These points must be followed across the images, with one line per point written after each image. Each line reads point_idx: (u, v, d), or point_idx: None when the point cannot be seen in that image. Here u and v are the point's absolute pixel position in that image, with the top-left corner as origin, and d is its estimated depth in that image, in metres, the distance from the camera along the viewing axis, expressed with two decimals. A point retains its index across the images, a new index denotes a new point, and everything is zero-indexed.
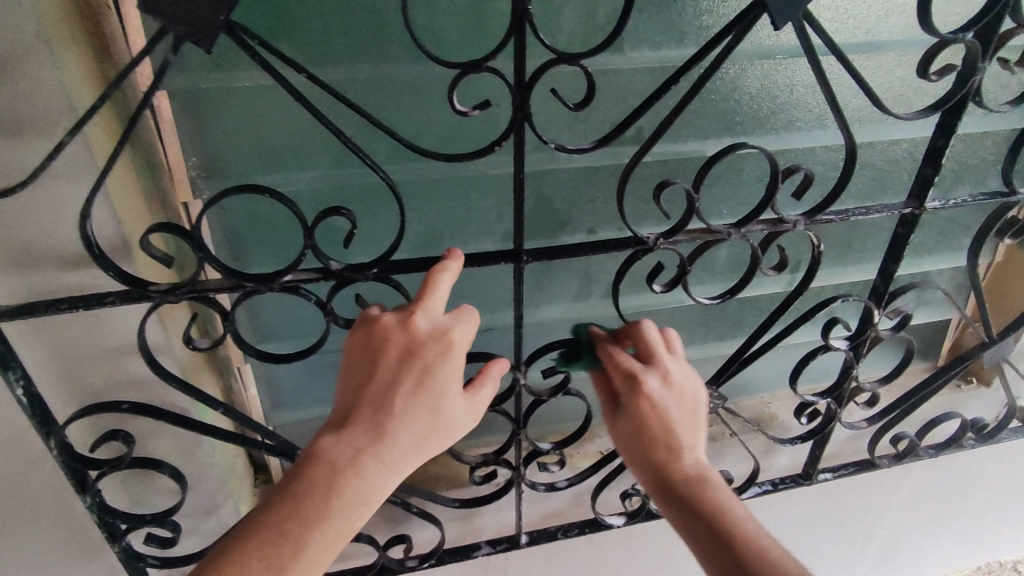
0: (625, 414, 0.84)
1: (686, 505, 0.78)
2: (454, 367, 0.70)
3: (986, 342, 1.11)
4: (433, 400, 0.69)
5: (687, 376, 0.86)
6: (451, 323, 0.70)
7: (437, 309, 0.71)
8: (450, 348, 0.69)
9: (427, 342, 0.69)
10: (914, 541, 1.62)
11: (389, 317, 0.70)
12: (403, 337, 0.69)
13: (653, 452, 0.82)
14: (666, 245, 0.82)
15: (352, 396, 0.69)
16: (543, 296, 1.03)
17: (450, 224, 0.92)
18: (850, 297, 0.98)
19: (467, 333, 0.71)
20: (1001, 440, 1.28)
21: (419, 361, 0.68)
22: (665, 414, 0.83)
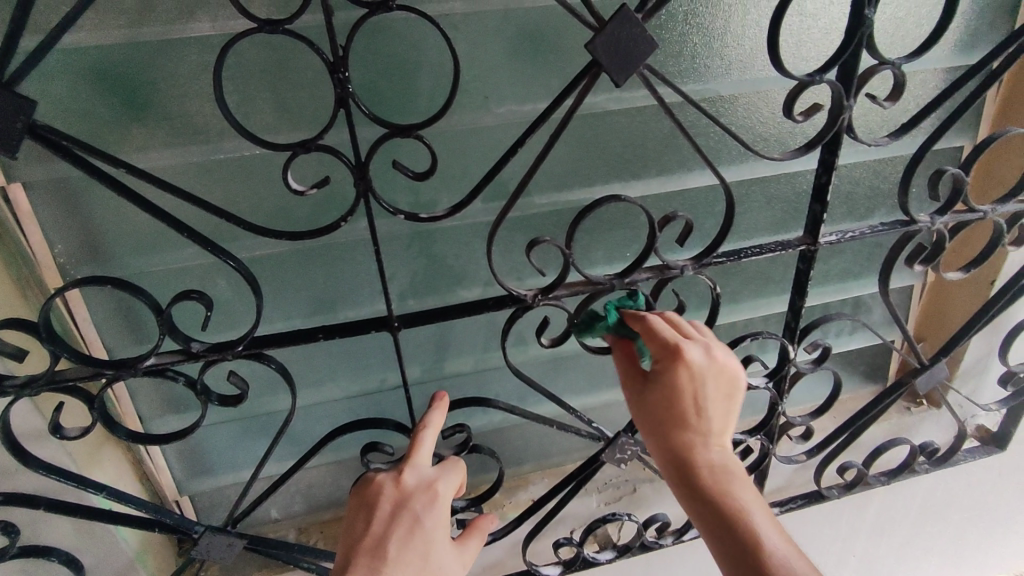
0: (655, 384, 0.82)
1: (705, 483, 0.79)
2: (440, 515, 0.78)
3: (919, 367, 1.09)
4: (422, 544, 0.74)
5: (719, 357, 0.81)
6: (437, 475, 0.80)
7: (424, 464, 0.81)
8: (436, 498, 0.78)
9: (416, 493, 0.78)
10: (892, 567, 1.56)
11: (382, 475, 0.79)
12: (394, 490, 0.78)
13: (681, 415, 0.81)
14: (546, 301, 0.80)
15: (347, 550, 0.75)
16: (451, 351, 1.00)
17: (340, 288, 0.89)
18: (762, 334, 0.95)
19: (451, 484, 0.80)
20: (957, 463, 1.24)
21: (409, 511, 0.76)
22: (703, 393, 0.80)
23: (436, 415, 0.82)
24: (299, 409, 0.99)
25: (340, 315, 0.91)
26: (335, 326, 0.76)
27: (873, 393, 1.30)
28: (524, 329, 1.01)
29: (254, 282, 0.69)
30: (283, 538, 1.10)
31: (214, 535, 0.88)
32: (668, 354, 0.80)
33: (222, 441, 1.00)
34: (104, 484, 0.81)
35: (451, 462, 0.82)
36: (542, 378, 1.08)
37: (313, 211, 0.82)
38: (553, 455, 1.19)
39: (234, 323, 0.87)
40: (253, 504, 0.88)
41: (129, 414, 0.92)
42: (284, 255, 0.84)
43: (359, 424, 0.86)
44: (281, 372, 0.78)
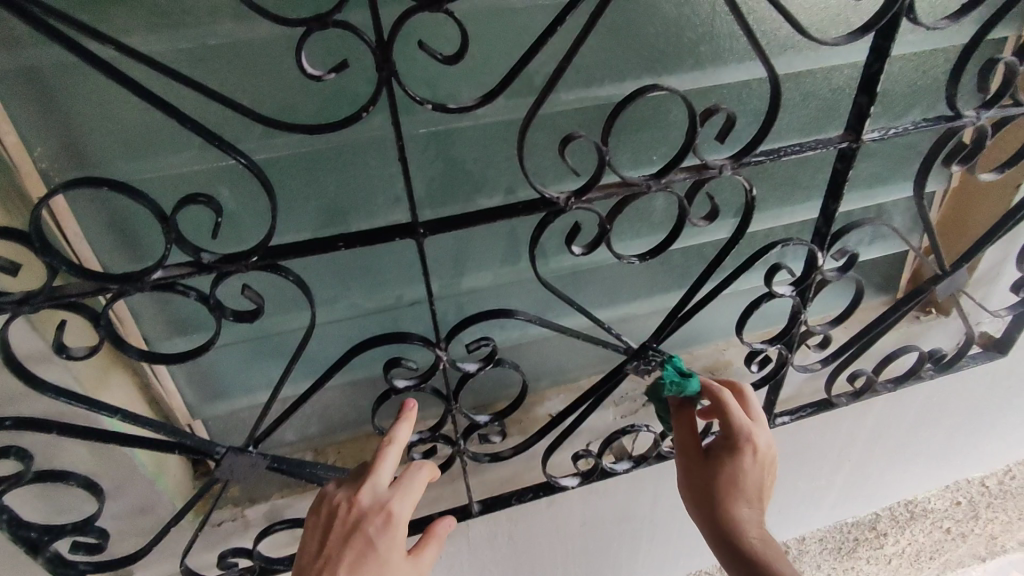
0: (717, 465, 0.91)
1: (743, 552, 0.87)
2: (395, 538, 0.75)
3: (940, 275, 1.08)
4: (375, 566, 0.72)
5: (768, 445, 0.91)
6: (393, 495, 0.77)
7: (381, 483, 0.78)
8: (389, 519, 0.75)
9: (369, 513, 0.75)
10: (882, 469, 1.64)
11: (340, 495, 0.78)
12: (349, 511, 0.76)
13: (737, 503, 0.89)
14: (579, 205, 0.75)
15: (302, 574, 0.74)
16: (470, 263, 0.95)
17: (353, 195, 0.83)
18: (792, 240, 0.92)
19: (408, 504, 0.78)
20: (962, 368, 1.27)
21: (361, 534, 0.74)
22: (754, 476, 0.90)
23: (400, 431, 0.79)
24: (313, 327, 0.95)
25: (354, 226, 0.85)
26: (356, 234, 0.71)
27: (885, 303, 1.30)
28: (545, 240, 0.97)
29: (269, 185, 0.63)
30: (302, 459, 1.09)
31: (236, 456, 0.85)
32: (742, 440, 0.89)
33: (234, 363, 0.96)
34: (116, 407, 0.77)
35: (410, 478, 0.79)
36: (562, 291, 1.05)
37: (323, 107, 0.74)
38: (569, 370, 1.18)
39: (240, 235, 0.81)
40: (273, 425, 0.85)
41: (136, 334, 0.87)
42: (292, 158, 0.77)
43: (381, 340, 0.82)
44: (300, 284, 0.73)
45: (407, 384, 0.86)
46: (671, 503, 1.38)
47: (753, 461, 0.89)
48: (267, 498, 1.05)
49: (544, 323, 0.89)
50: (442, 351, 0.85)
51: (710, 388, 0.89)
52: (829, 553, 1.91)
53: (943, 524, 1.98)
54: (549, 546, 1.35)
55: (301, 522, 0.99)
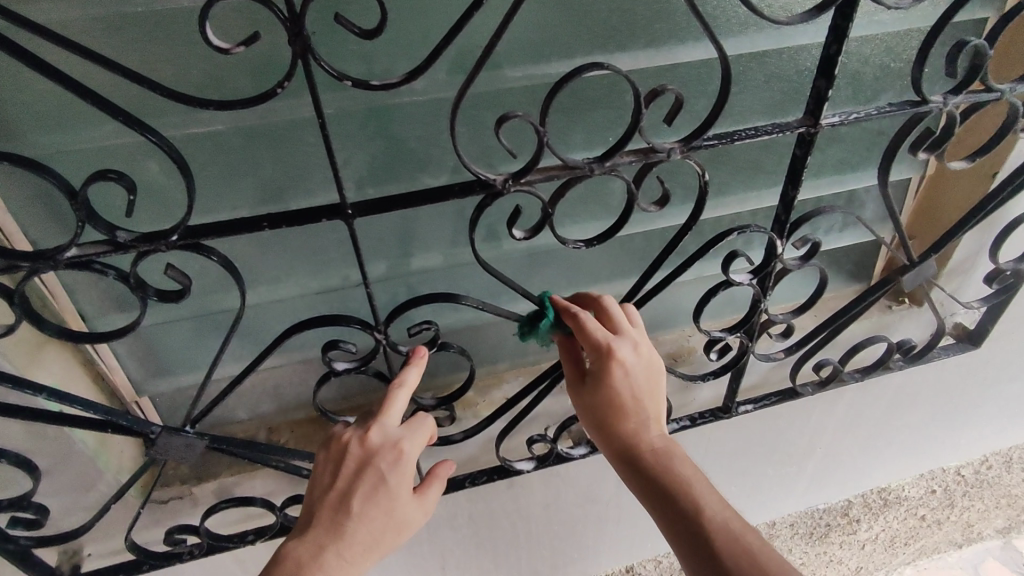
0: (594, 388, 0.85)
1: (648, 474, 0.84)
2: (405, 472, 0.81)
3: (908, 265, 1.05)
4: (386, 500, 0.79)
5: (644, 345, 0.85)
6: (403, 434, 0.82)
7: (391, 423, 0.83)
8: (401, 456, 0.81)
9: (382, 450, 0.81)
10: (853, 456, 1.64)
11: (352, 432, 0.83)
12: (361, 448, 0.81)
13: (624, 422, 0.85)
14: (518, 188, 0.73)
15: (313, 503, 0.80)
16: (419, 245, 0.93)
17: (290, 173, 0.80)
18: (749, 228, 0.89)
19: (418, 442, 0.83)
20: (931, 359, 1.25)
21: (374, 469, 0.79)
22: (634, 389, 0.84)
23: (411, 376, 0.83)
24: (258, 306, 0.93)
25: (291, 204, 0.83)
26: (282, 214, 0.69)
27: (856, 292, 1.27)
28: (497, 223, 0.94)
29: (184, 162, 0.61)
30: (254, 437, 1.09)
31: (173, 436, 0.84)
32: (604, 359, 0.82)
33: (177, 341, 0.94)
34: (45, 385, 0.77)
35: (419, 419, 0.84)
36: (517, 275, 1.03)
37: (249, 81, 0.71)
38: (529, 354, 1.17)
39: (170, 213, 0.78)
40: (210, 405, 0.84)
41: (74, 312, 0.86)
42: (220, 132, 0.74)
43: (317, 323, 0.80)
44: (226, 264, 0.71)
45: (346, 367, 0.84)
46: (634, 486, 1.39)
47: (630, 380, 0.84)
48: (216, 476, 1.05)
49: (490, 307, 0.88)
50: (381, 335, 0.83)
51: (566, 310, 0.83)
52: (799, 537, 1.92)
53: (917, 511, 1.99)
54: (511, 527, 1.36)
55: (248, 500, 0.99)
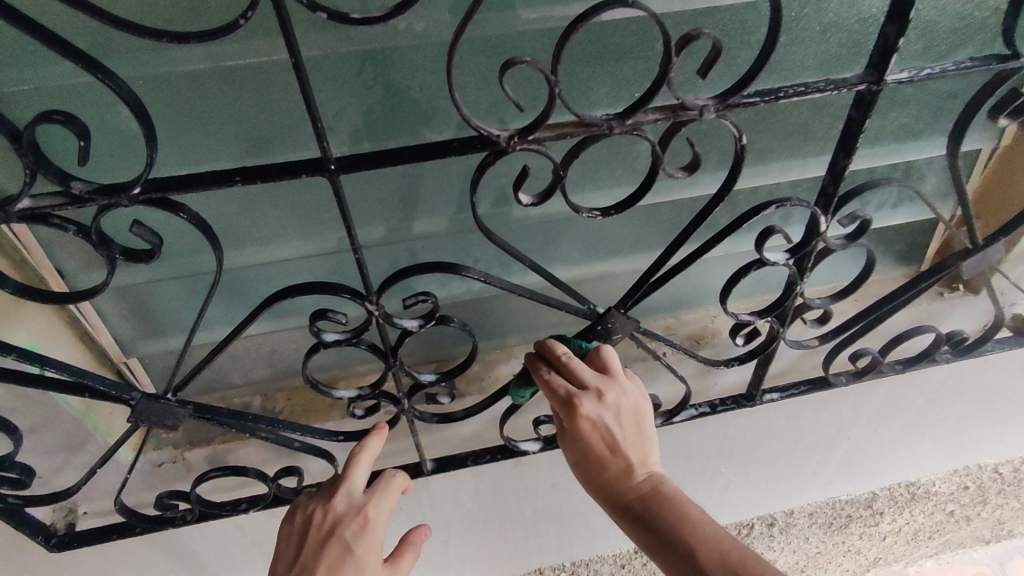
0: (570, 436, 0.83)
1: (639, 514, 0.79)
2: (372, 540, 0.82)
3: (970, 249, 0.93)
4: (354, 571, 0.79)
5: (626, 395, 0.83)
6: (368, 501, 0.85)
7: (356, 487, 0.87)
8: (367, 522, 0.83)
9: (346, 519, 0.83)
10: (885, 449, 1.54)
11: (315, 503, 0.86)
12: (327, 514, 0.84)
13: (603, 469, 0.82)
14: (526, 146, 0.64)
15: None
16: (420, 207, 0.85)
17: (277, 124, 0.72)
18: (790, 201, 0.79)
19: (382, 509, 0.86)
20: (985, 353, 1.14)
21: (339, 538, 0.81)
22: (611, 434, 0.82)
23: (371, 441, 0.88)
24: (248, 268, 0.87)
25: (279, 158, 0.75)
26: (258, 167, 0.61)
27: (904, 276, 1.15)
28: (507, 185, 0.85)
29: (148, 119, 0.55)
30: (248, 403, 1.04)
31: (153, 404, 0.80)
32: (568, 410, 0.81)
33: (165, 302, 0.89)
34: (17, 346, 0.72)
35: (382, 488, 0.87)
36: (528, 244, 0.94)
37: (225, 12, 0.63)
38: (540, 329, 1.09)
39: (146, 163, 0.71)
40: (192, 373, 0.79)
41: (51, 269, 0.80)
42: (196, 73, 0.67)
43: (303, 290, 0.74)
44: (199, 223, 0.64)
45: (336, 338, 0.78)
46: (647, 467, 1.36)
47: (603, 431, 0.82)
48: (209, 442, 1.02)
49: (493, 280, 0.80)
50: (373, 306, 0.76)
51: (554, 351, 0.84)
52: (818, 527, 1.85)
53: (944, 506, 1.91)
54: (514, 505, 1.31)
55: (238, 470, 0.95)
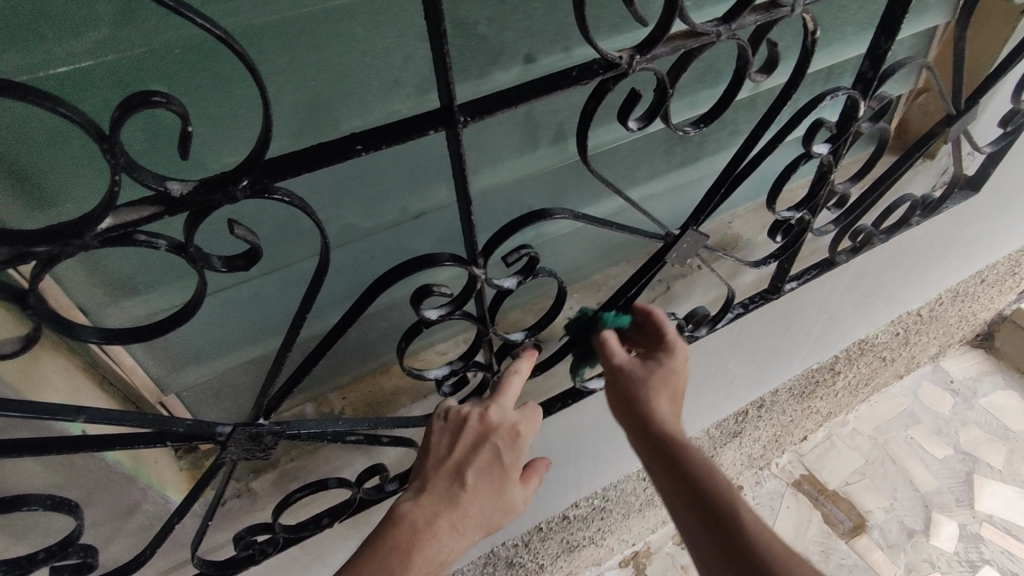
0: (619, 386, 0.84)
1: (675, 479, 0.77)
2: (518, 455, 0.82)
3: (954, 115, 1.03)
4: (498, 480, 0.80)
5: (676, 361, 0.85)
6: (520, 417, 0.83)
7: (509, 404, 0.83)
8: (517, 438, 0.82)
9: (500, 429, 0.81)
10: (848, 314, 1.74)
11: (469, 409, 0.83)
12: (479, 425, 0.82)
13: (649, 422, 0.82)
14: (643, 66, 0.60)
15: (425, 472, 0.80)
16: (483, 159, 0.78)
17: (341, 84, 0.62)
18: (840, 91, 0.82)
19: (532, 427, 0.84)
20: (945, 209, 1.30)
21: (491, 445, 0.80)
22: (657, 394, 0.83)
23: (524, 362, 0.83)
24: (302, 262, 0.77)
25: (343, 125, 0.66)
26: (379, 131, 0.53)
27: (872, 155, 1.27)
28: (566, 120, 0.81)
29: (251, 59, 0.41)
30: (302, 413, 0.94)
31: (245, 433, 0.71)
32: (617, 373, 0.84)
33: (207, 322, 0.75)
34: (77, 406, 0.60)
35: (532, 406, 0.85)
36: (579, 180, 0.91)
37: None
38: (582, 267, 1.08)
39: (196, 153, 0.59)
40: (286, 390, 0.70)
41: (73, 298, 0.64)
42: (250, 33, 0.55)
43: (406, 269, 0.66)
44: (302, 205, 0.53)
45: (439, 314, 0.72)
46: None
47: (628, 369, 0.84)
48: (274, 463, 0.91)
49: (585, 217, 0.75)
50: (480, 269, 0.70)
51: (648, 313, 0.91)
52: (794, 399, 2.06)
53: (882, 354, 2.21)
54: (558, 439, 1.36)
55: (321, 483, 0.87)
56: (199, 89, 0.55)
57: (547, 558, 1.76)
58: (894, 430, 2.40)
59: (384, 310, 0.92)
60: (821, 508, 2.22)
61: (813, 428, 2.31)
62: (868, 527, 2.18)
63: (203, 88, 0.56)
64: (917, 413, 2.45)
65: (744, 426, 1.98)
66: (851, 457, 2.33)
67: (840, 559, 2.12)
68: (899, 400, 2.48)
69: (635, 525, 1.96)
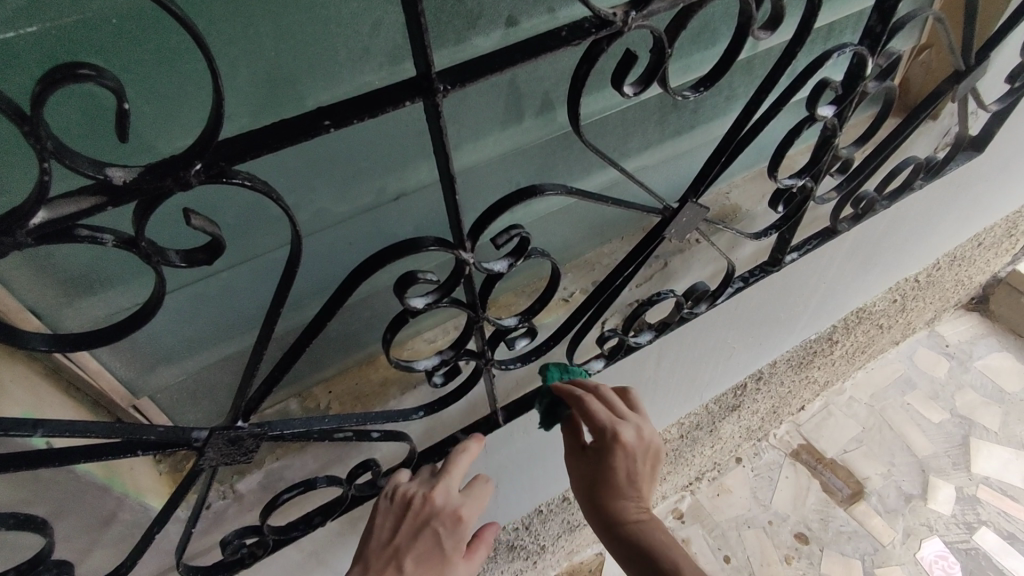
0: (595, 459, 0.94)
1: (623, 538, 0.96)
2: (459, 537, 0.87)
3: (963, 71, 0.98)
4: (439, 562, 0.85)
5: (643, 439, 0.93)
6: (462, 502, 0.88)
7: (454, 486, 0.88)
8: (460, 523, 0.86)
9: (443, 513, 0.85)
10: (846, 283, 1.71)
11: (415, 492, 0.86)
12: (423, 508, 0.85)
13: (605, 493, 0.96)
14: (639, 23, 0.54)
15: (366, 550, 0.85)
16: (465, 134, 0.73)
17: (306, 53, 0.56)
18: (847, 47, 0.76)
19: (474, 510, 0.89)
20: (948, 171, 1.25)
21: (432, 531, 0.84)
22: (630, 470, 0.94)
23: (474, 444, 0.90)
24: (275, 252, 0.71)
25: (310, 101, 0.60)
26: (348, 103, 0.47)
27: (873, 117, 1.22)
28: (554, 88, 0.75)
29: (199, 30, 0.37)
30: (287, 409, 0.90)
31: (224, 437, 0.67)
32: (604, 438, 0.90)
33: (176, 319, 0.70)
34: (35, 419, 0.55)
35: (476, 491, 0.90)
36: (570, 153, 0.86)
37: None
38: (575, 245, 1.03)
39: (148, 135, 0.54)
40: (264, 389, 0.65)
41: (24, 301, 0.59)
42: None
43: (387, 255, 0.61)
44: (267, 189, 0.47)
45: (425, 302, 0.67)
46: (672, 359, 1.39)
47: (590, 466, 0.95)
48: (259, 463, 0.86)
49: (578, 193, 0.70)
50: (468, 253, 0.65)
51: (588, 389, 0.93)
52: (792, 371, 2.04)
53: (879, 321, 2.19)
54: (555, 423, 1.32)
55: (310, 483, 0.83)
56: (144, 62, 0.50)
57: (548, 539, 1.75)
58: (890, 397, 2.40)
59: (367, 298, 0.87)
60: (819, 476, 2.22)
61: (810, 397, 2.30)
62: (867, 493, 2.18)
63: (150, 61, 0.50)
64: (913, 379, 2.45)
65: (742, 400, 1.96)
66: (848, 426, 2.33)
67: (839, 527, 2.12)
68: (895, 366, 2.47)
69: None
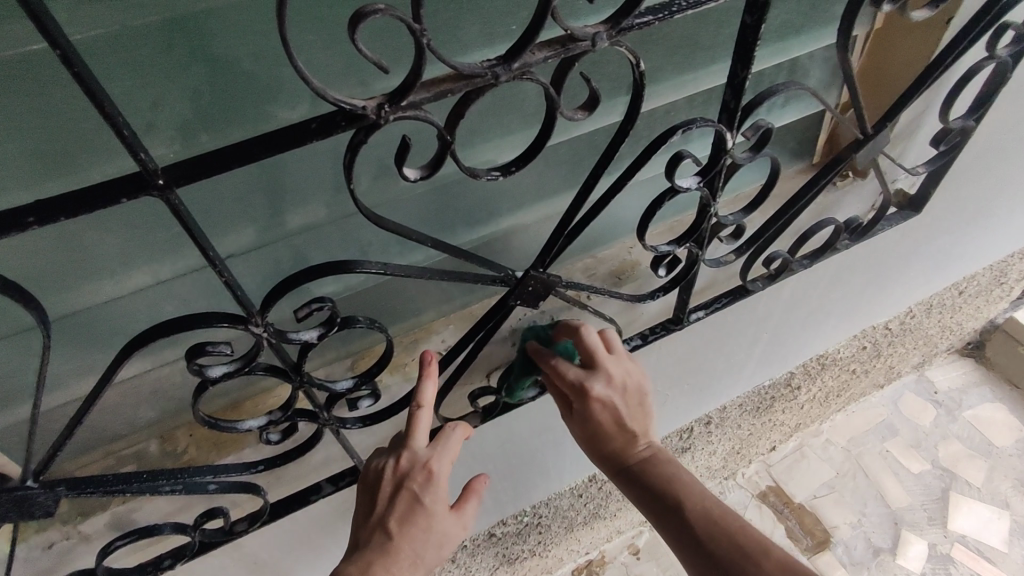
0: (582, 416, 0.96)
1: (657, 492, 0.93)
2: (439, 491, 0.83)
3: (862, 139, 0.94)
4: (424, 519, 0.81)
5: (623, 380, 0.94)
6: (432, 454, 0.83)
7: (419, 444, 0.84)
8: (432, 475, 0.83)
9: (413, 472, 0.83)
10: (797, 331, 1.65)
11: (384, 461, 0.84)
12: (395, 470, 0.83)
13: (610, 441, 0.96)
14: (400, 115, 0.53)
15: (361, 519, 0.84)
16: (292, 198, 0.73)
17: (79, 130, 0.57)
18: (697, 122, 0.71)
19: (447, 460, 0.84)
20: (878, 233, 1.19)
21: (408, 491, 0.81)
22: (619, 415, 0.95)
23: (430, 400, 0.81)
24: (97, 304, 0.74)
25: (94, 173, 0.60)
26: (58, 199, 0.47)
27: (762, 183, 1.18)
28: (390, 154, 0.75)
29: None
30: (144, 450, 0.91)
31: (6, 493, 0.68)
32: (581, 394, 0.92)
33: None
34: None
35: (445, 440, 0.85)
36: (425, 210, 0.86)
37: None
38: (456, 297, 1.02)
39: None
40: (55, 447, 0.67)
41: None
42: None
43: (166, 328, 0.60)
44: (3, 285, 0.51)
45: (224, 371, 0.66)
46: None
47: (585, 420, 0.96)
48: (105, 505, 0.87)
49: (392, 265, 0.69)
50: (259, 327, 0.65)
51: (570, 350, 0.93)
52: (750, 415, 1.96)
53: (849, 366, 2.07)
54: (461, 463, 1.30)
55: (153, 527, 0.83)
56: None
57: (483, 572, 1.71)
58: (870, 441, 2.26)
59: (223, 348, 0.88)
60: (784, 521, 2.11)
61: (780, 439, 2.19)
62: (833, 542, 2.07)
63: None
64: (895, 424, 2.30)
65: (693, 442, 1.89)
66: (822, 469, 2.21)
67: None
68: (878, 411, 2.33)
69: (585, 535, 1.86)
